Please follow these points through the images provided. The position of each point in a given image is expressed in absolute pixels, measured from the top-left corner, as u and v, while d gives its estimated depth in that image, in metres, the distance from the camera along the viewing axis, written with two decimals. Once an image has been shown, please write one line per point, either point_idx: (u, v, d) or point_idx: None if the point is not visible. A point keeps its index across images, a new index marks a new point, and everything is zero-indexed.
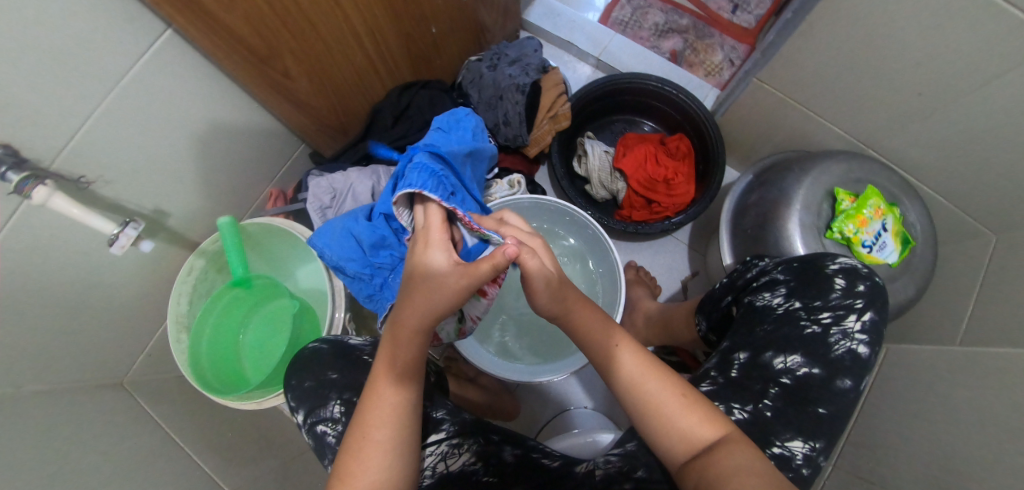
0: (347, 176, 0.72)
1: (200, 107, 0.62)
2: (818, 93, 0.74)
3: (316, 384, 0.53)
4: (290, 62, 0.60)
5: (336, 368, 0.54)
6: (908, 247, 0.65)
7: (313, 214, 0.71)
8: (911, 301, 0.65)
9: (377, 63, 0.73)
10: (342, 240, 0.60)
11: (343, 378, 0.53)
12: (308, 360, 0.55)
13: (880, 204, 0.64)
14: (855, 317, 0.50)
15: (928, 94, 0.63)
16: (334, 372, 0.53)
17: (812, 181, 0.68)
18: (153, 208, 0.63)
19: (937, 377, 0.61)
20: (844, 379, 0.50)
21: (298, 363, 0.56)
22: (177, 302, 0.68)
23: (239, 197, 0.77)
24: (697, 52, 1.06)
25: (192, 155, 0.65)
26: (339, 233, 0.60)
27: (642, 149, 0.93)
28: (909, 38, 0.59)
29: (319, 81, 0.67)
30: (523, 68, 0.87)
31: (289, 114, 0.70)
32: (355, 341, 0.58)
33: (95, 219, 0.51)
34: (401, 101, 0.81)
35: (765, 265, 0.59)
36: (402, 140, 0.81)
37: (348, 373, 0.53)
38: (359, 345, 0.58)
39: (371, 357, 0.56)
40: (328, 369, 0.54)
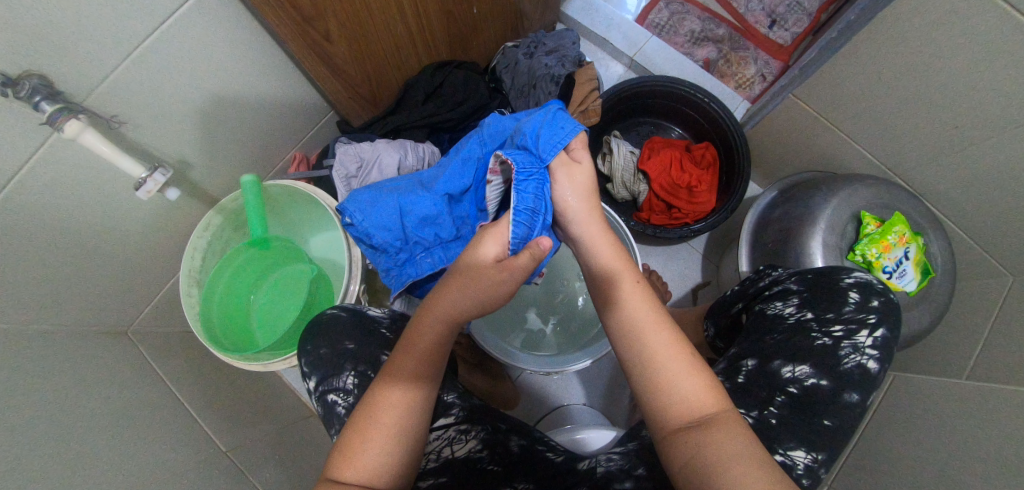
0: (375, 147, 0.71)
1: (236, 61, 0.61)
2: (853, 116, 0.74)
3: (331, 351, 0.52)
4: (332, 24, 0.59)
5: (353, 338, 0.54)
6: (927, 277, 0.66)
7: (337, 182, 0.71)
8: (924, 331, 0.65)
9: (416, 36, 0.72)
10: (385, 206, 0.59)
11: (359, 349, 0.53)
12: (326, 325, 0.55)
13: (905, 232, 0.65)
14: (867, 332, 0.50)
15: (964, 128, 0.63)
16: (351, 342, 0.53)
17: (839, 203, 0.68)
18: (177, 158, 0.62)
19: (943, 408, 0.62)
20: (851, 393, 0.49)
21: (316, 326, 0.56)
22: (192, 257, 0.68)
23: (262, 158, 0.76)
24: (730, 63, 1.05)
25: (222, 109, 0.64)
26: (382, 201, 0.59)
27: (668, 154, 0.93)
28: (953, 71, 0.59)
29: (358, 48, 0.66)
30: (559, 59, 0.86)
31: (324, 80, 0.69)
32: (374, 312, 0.59)
33: (124, 160, 0.50)
34: (434, 79, 0.80)
35: (778, 275, 0.60)
36: (431, 118, 0.81)
37: (366, 345, 0.53)
38: (377, 317, 0.58)
39: (389, 331, 0.56)
40: (345, 338, 0.53)
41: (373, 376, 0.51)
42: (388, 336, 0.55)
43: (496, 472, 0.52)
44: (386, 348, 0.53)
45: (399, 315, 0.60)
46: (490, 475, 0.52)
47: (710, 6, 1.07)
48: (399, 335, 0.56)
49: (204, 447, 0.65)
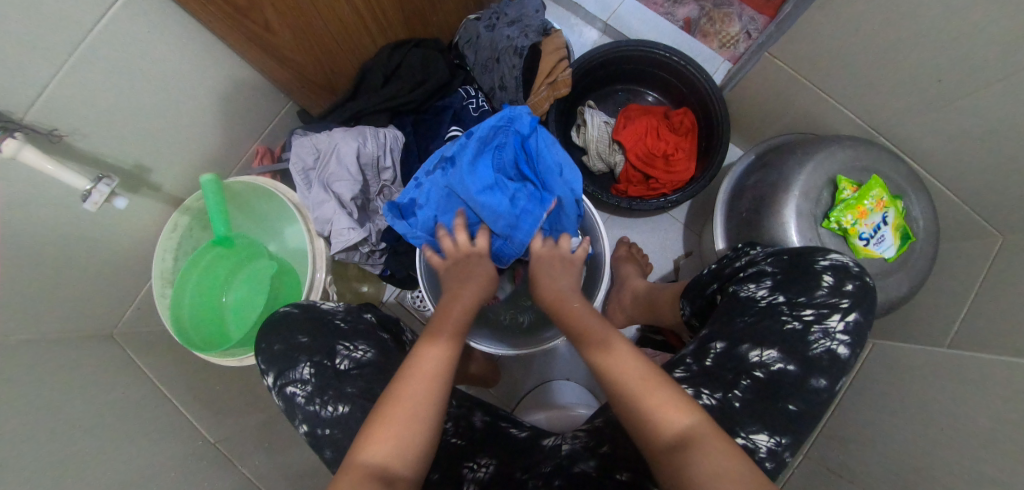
0: (332, 137, 0.69)
1: (177, 62, 0.59)
2: (830, 73, 0.69)
3: (286, 346, 0.57)
4: (270, 14, 0.58)
5: (306, 332, 0.58)
6: (907, 242, 0.62)
7: (296, 175, 0.69)
8: (902, 298, 0.63)
9: (367, 17, 0.69)
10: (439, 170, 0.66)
11: (312, 341, 0.57)
12: (279, 322, 0.59)
13: (883, 196, 0.61)
14: (838, 317, 0.50)
15: (947, 81, 0.58)
16: (305, 336, 0.57)
17: (814, 167, 0.64)
18: (134, 164, 0.62)
19: (920, 375, 0.61)
20: (819, 378, 0.49)
21: (272, 325, 0.59)
22: (162, 258, 0.69)
23: (223, 155, 0.74)
24: (712, 21, 0.97)
25: (172, 111, 0.63)
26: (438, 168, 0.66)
27: (643, 122, 0.89)
28: (935, 19, 0.54)
29: (303, 37, 0.64)
30: (522, 29, 0.80)
31: (272, 69, 0.68)
32: (329, 306, 0.62)
33: (68, 175, 0.49)
34: (392, 60, 0.77)
35: (754, 255, 0.59)
36: (392, 101, 0.77)
37: (321, 337, 0.57)
38: (331, 309, 0.62)
39: (343, 322, 0.60)
40: (299, 333, 0.57)
41: (328, 365, 0.55)
42: (343, 327, 0.59)
43: (458, 445, 0.54)
44: (342, 339, 0.58)
45: (355, 306, 0.64)
46: (454, 447, 0.54)
47: None
48: (355, 326, 0.60)
49: (191, 440, 0.68)
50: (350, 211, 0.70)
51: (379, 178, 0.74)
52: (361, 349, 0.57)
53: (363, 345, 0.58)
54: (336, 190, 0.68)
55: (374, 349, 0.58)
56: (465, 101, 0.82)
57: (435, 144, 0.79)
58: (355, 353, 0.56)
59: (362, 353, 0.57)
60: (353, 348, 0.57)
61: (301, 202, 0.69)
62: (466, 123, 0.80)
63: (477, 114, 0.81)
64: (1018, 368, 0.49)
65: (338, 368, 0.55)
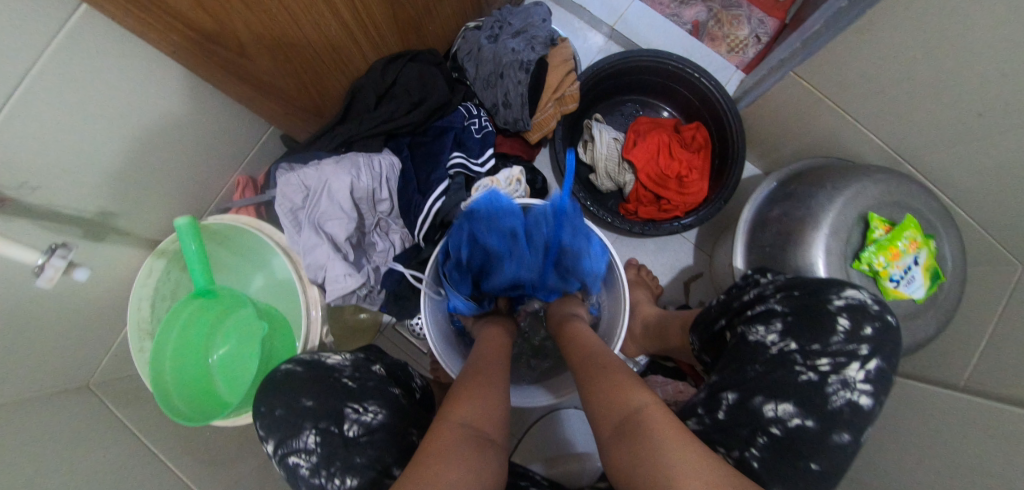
0: (321, 171, 0.62)
1: (142, 95, 0.51)
2: (859, 98, 0.65)
3: (288, 411, 0.51)
4: (246, 38, 0.50)
5: (310, 393, 0.52)
6: (937, 282, 0.60)
7: (283, 217, 0.62)
8: (929, 340, 0.61)
9: (357, 32, 0.61)
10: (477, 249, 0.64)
11: (318, 405, 0.51)
12: (280, 383, 0.54)
13: (916, 236, 0.58)
14: (857, 366, 0.46)
15: (988, 116, 0.54)
16: (309, 399, 0.52)
17: (845, 203, 0.61)
18: (98, 211, 0.54)
19: (947, 419, 0.59)
20: (842, 432, 0.45)
21: (270, 385, 0.54)
22: (138, 307, 0.63)
23: (200, 189, 0.67)
24: (721, 24, 0.91)
25: (139, 148, 0.55)
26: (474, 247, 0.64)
27: (655, 138, 0.84)
28: (980, 54, 0.50)
29: (285, 59, 0.56)
30: (528, 41, 0.74)
31: (251, 96, 0.60)
32: (333, 361, 0.58)
33: (16, 249, 0.43)
34: (386, 77, 0.69)
35: (763, 288, 0.55)
36: (387, 124, 0.70)
37: (326, 400, 0.52)
38: (337, 365, 0.57)
39: (351, 380, 0.55)
40: (302, 396, 0.52)
41: (335, 432, 0.49)
42: (350, 386, 0.54)
43: None
44: (350, 401, 0.52)
45: (361, 358, 0.60)
46: None
47: None
48: (363, 384, 0.55)
49: None
50: (345, 252, 0.64)
51: (374, 210, 0.69)
52: (371, 411, 0.52)
53: (373, 406, 0.53)
54: (330, 231, 0.62)
55: (385, 411, 0.53)
56: (467, 120, 0.76)
57: (435, 174, 0.71)
58: (364, 417, 0.51)
59: (372, 416, 0.52)
60: (363, 411, 0.52)
61: (291, 245, 0.63)
62: (470, 148, 0.74)
63: (480, 135, 0.75)
64: None
65: (346, 435, 0.50)
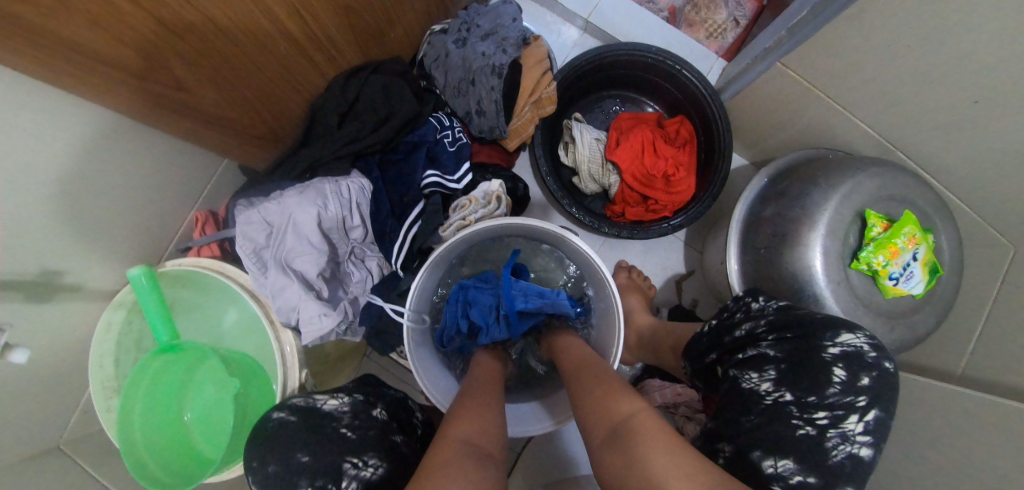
0: (284, 205, 0.57)
1: (73, 141, 0.46)
2: (851, 86, 0.62)
3: (281, 468, 0.48)
4: (182, 70, 0.44)
5: (307, 447, 0.49)
6: (935, 276, 0.58)
7: (245, 258, 0.57)
8: (928, 334, 0.60)
9: (308, 49, 0.56)
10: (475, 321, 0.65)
11: (315, 460, 0.48)
12: (274, 437, 0.50)
13: (915, 232, 0.56)
14: (856, 419, 0.44)
15: (984, 104, 0.51)
16: (304, 455, 0.48)
17: (841, 201, 0.58)
18: (42, 271, 0.49)
19: (949, 412, 0.59)
20: (847, 488, 0.43)
21: (261, 440, 0.51)
22: (99, 365, 0.58)
23: (155, 231, 0.62)
24: (697, 9, 0.87)
25: (77, 199, 0.49)
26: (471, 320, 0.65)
27: (639, 136, 0.80)
28: (977, 41, 0.47)
29: (230, 87, 0.51)
30: (499, 43, 0.69)
31: (200, 135, 0.54)
32: (330, 407, 0.54)
33: None
34: (347, 91, 0.64)
35: (755, 322, 0.53)
36: (353, 145, 0.65)
37: (323, 454, 0.48)
38: (335, 412, 0.54)
39: (350, 430, 0.52)
40: (297, 452, 0.49)
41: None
42: (350, 438, 0.50)
43: None
44: (349, 454, 0.49)
45: (361, 401, 0.56)
46: None
47: None
48: (364, 435, 0.52)
49: None
50: (319, 289, 0.60)
51: (347, 238, 0.64)
52: (371, 466, 0.48)
53: (374, 459, 0.49)
54: (299, 268, 0.58)
55: (387, 464, 0.49)
56: (439, 132, 0.72)
57: (409, 194, 0.68)
58: (364, 472, 0.48)
59: (373, 470, 0.48)
60: (363, 465, 0.48)
61: (258, 289, 0.59)
62: (444, 163, 0.70)
63: (454, 148, 0.71)
64: None
65: None
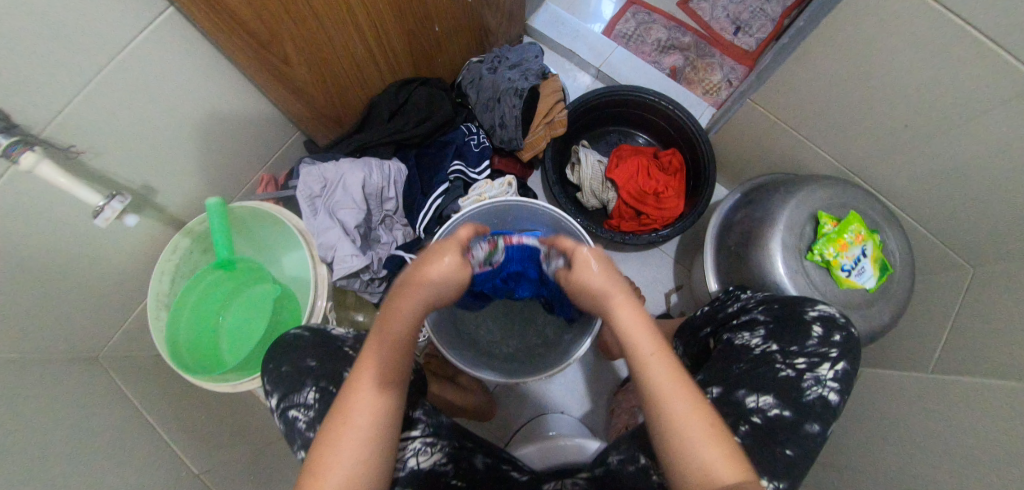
0: (340, 167, 0.71)
1: (196, 88, 0.62)
2: (804, 118, 0.76)
3: (293, 369, 0.55)
4: (290, 49, 0.61)
5: (315, 355, 0.57)
6: (886, 273, 0.66)
7: (302, 203, 0.70)
8: (885, 327, 0.66)
9: (378, 55, 0.73)
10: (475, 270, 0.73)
11: (321, 366, 0.55)
12: (289, 345, 0.58)
13: (862, 230, 0.65)
14: (829, 366, 0.52)
15: (915, 127, 0.64)
16: (313, 360, 0.56)
17: (797, 204, 0.69)
18: (142, 185, 0.63)
19: (912, 401, 0.63)
20: (813, 423, 0.50)
21: (280, 347, 0.59)
22: (160, 280, 0.69)
23: (228, 181, 0.76)
24: (696, 70, 1.06)
25: (187, 134, 0.65)
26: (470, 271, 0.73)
27: (634, 162, 0.94)
28: (886, 72, 0.61)
29: (318, 69, 0.67)
30: (523, 73, 0.87)
31: (285, 100, 0.71)
32: (337, 332, 0.61)
33: (81, 190, 0.51)
34: (399, 97, 0.81)
35: (745, 302, 0.63)
36: (398, 135, 0.81)
37: (328, 362, 0.56)
38: (341, 336, 0.61)
39: (351, 349, 0.59)
40: (307, 357, 0.56)
41: (334, 391, 0.53)
42: (349, 353, 0.58)
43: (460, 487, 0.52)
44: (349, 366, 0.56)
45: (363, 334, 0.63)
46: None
47: (676, 16, 1.10)
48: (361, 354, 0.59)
49: (173, 471, 0.65)
50: (354, 238, 0.72)
51: (381, 207, 0.77)
52: None
53: None
54: (340, 218, 0.70)
55: None
56: (467, 137, 0.87)
57: (437, 177, 0.81)
58: None
59: None
60: None
61: (306, 228, 0.71)
62: (468, 158, 0.85)
63: (478, 149, 0.86)
64: (999, 389, 0.52)
65: None
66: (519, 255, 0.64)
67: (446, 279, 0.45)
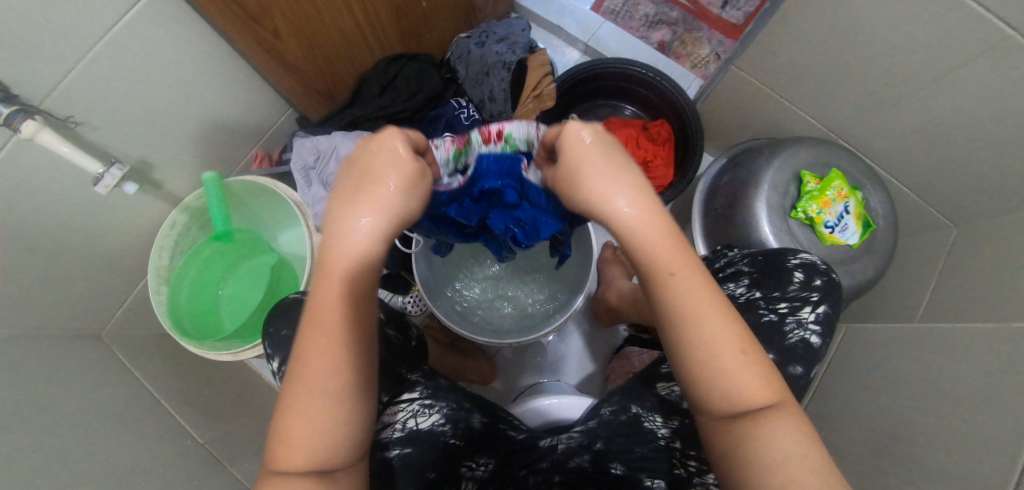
0: (332, 138, 0.72)
1: (189, 63, 0.62)
2: (787, 84, 0.77)
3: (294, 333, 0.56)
4: (280, 22, 0.61)
5: None
6: (868, 230, 0.68)
7: (296, 173, 0.72)
8: (868, 281, 0.67)
9: (366, 29, 0.74)
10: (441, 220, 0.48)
11: None
12: (289, 309, 0.59)
13: (843, 187, 0.67)
14: (810, 308, 0.53)
15: (892, 85, 0.65)
16: None
17: (781, 164, 0.70)
18: (139, 159, 0.64)
19: (893, 350, 0.65)
20: (795, 365, 0.52)
21: (279, 311, 0.59)
22: (160, 255, 0.70)
23: (221, 158, 0.77)
24: (684, 45, 1.06)
25: (182, 110, 0.66)
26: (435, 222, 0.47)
27: (624, 133, 0.95)
28: (865, 34, 0.62)
29: (308, 43, 0.68)
30: (510, 46, 0.88)
31: (276, 75, 0.72)
32: None
33: (81, 157, 0.52)
34: (389, 72, 0.82)
35: (732, 257, 0.64)
36: (388, 109, 0.82)
37: None
38: None
39: None
40: None
41: None
42: None
43: (456, 446, 0.53)
44: None
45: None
46: (451, 448, 0.53)
47: None
48: None
49: (176, 440, 0.67)
50: None
51: None
52: None
53: None
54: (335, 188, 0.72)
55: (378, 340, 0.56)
56: (457, 111, 0.87)
57: None
58: None
59: None
60: None
61: (302, 198, 0.73)
62: (459, 131, 0.85)
63: (468, 122, 0.86)
64: (977, 332, 0.54)
65: None
66: (496, 167, 0.43)
67: (412, 194, 0.34)
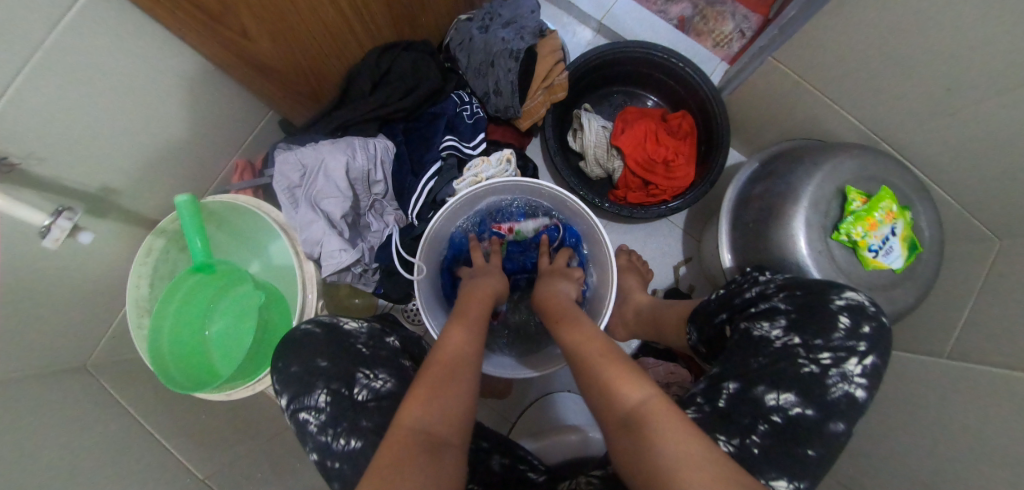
0: (319, 150, 0.64)
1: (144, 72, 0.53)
2: (831, 80, 0.69)
3: (304, 369, 0.52)
4: (247, 20, 0.51)
5: (326, 354, 0.53)
6: (915, 252, 0.62)
7: (280, 194, 0.64)
8: (909, 308, 0.63)
9: (353, 19, 0.63)
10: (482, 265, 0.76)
11: (333, 366, 0.52)
12: (299, 342, 0.55)
13: (892, 207, 0.60)
14: (856, 361, 0.48)
15: (956, 91, 0.56)
16: (324, 359, 0.52)
17: (823, 177, 0.63)
18: (100, 186, 0.56)
19: (934, 382, 0.61)
20: (836, 422, 0.46)
21: (288, 345, 0.55)
22: (137, 285, 0.64)
23: (197, 172, 0.69)
24: (706, 20, 0.90)
25: (144, 126, 0.57)
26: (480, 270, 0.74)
27: (642, 126, 0.86)
28: (933, 34, 0.53)
29: (284, 41, 0.58)
30: (518, 31, 0.77)
31: (249, 77, 0.63)
32: (350, 327, 0.58)
33: (21, 209, 0.43)
34: (381, 65, 0.71)
35: (764, 286, 0.56)
36: (382, 109, 0.73)
37: (339, 362, 0.52)
38: (354, 331, 0.57)
39: (365, 347, 0.55)
40: (318, 357, 0.53)
41: (345, 394, 0.50)
42: (364, 352, 0.55)
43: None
44: (362, 366, 0.52)
45: (377, 328, 0.60)
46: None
47: None
48: (376, 351, 0.55)
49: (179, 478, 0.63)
50: (340, 229, 0.66)
51: (369, 192, 0.71)
52: (381, 379, 0.52)
53: (383, 374, 0.52)
54: (325, 209, 0.64)
55: (394, 380, 0.53)
56: (459, 107, 0.78)
57: (428, 155, 0.74)
58: (373, 383, 0.51)
59: (381, 382, 0.51)
60: (373, 377, 0.52)
61: (287, 221, 0.65)
62: (462, 132, 0.77)
63: (472, 121, 0.78)
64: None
65: (355, 399, 0.49)
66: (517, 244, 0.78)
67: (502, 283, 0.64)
